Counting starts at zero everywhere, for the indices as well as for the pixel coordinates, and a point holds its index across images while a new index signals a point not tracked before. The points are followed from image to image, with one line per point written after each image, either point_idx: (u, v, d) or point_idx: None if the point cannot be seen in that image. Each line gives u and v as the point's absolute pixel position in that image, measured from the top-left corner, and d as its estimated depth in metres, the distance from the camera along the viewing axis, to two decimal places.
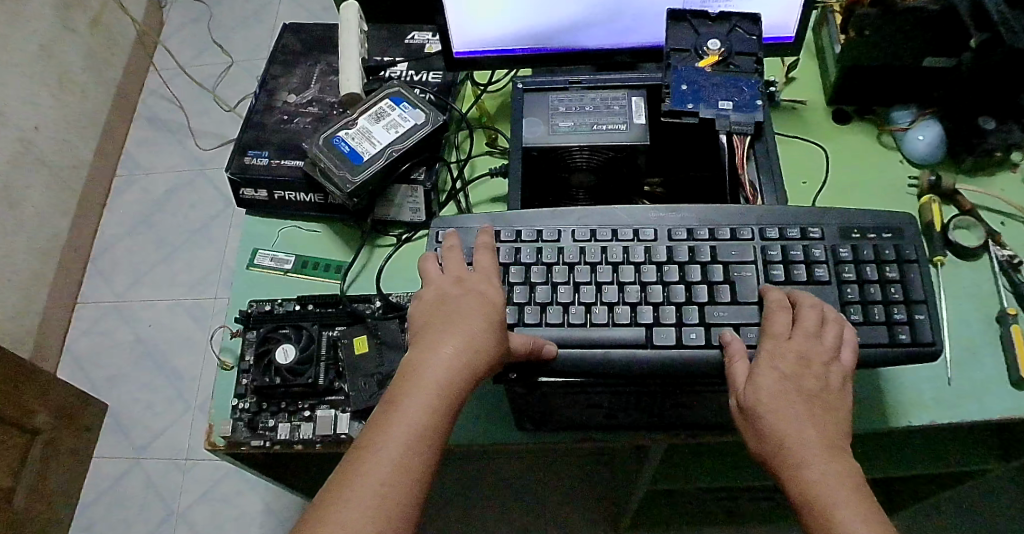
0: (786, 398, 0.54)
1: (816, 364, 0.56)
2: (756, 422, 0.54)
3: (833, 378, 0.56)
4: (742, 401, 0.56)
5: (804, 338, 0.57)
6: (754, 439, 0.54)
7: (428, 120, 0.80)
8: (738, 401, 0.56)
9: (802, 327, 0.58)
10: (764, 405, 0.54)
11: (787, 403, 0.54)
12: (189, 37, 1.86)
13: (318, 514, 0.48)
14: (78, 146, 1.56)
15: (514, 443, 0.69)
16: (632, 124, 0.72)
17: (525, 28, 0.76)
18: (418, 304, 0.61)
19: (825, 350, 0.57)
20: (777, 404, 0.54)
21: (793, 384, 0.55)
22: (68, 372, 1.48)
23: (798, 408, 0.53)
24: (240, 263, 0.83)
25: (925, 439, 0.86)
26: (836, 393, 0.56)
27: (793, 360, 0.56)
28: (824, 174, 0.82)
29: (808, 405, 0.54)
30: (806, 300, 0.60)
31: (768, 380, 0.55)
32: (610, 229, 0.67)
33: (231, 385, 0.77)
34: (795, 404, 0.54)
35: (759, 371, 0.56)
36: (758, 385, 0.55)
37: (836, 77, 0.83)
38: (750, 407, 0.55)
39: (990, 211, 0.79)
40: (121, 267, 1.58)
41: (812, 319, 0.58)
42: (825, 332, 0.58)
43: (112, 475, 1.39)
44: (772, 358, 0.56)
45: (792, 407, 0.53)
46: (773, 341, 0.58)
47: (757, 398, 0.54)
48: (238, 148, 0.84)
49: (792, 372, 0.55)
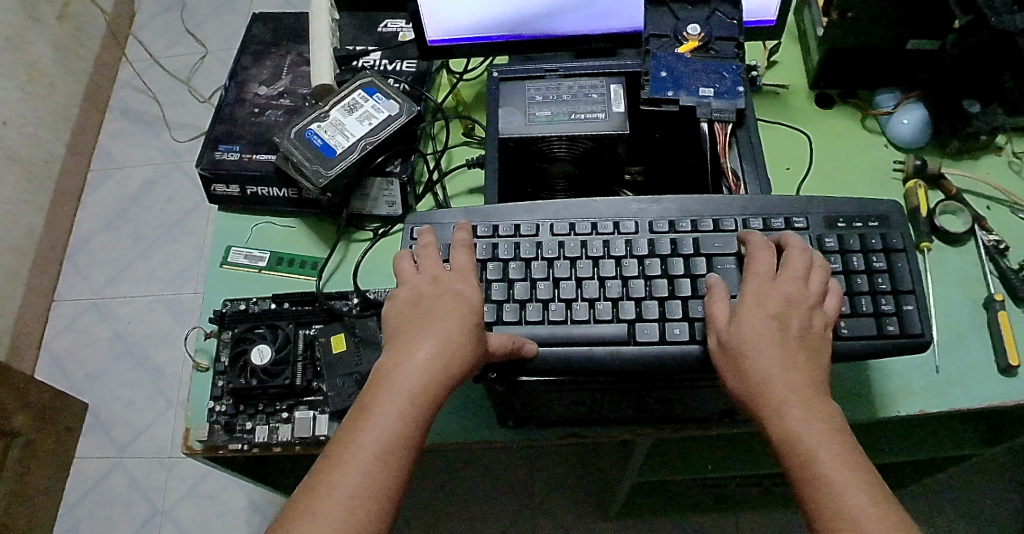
0: (772, 337, 0.54)
1: (802, 306, 0.56)
2: (740, 359, 0.54)
3: (816, 321, 0.56)
4: (725, 339, 0.55)
5: (792, 281, 0.57)
6: (734, 376, 0.54)
7: (403, 111, 0.77)
8: (719, 338, 0.56)
9: (789, 270, 0.58)
10: (750, 343, 0.54)
11: (772, 341, 0.54)
12: (161, 27, 1.81)
13: (297, 510, 0.47)
14: (50, 140, 1.52)
15: (497, 441, 0.68)
16: (611, 113, 0.70)
17: (501, 15, 0.73)
18: (393, 304, 0.59)
19: (810, 294, 0.57)
20: (763, 342, 0.54)
21: (779, 324, 0.54)
22: (47, 372, 1.45)
23: (783, 348, 0.54)
24: (213, 261, 0.81)
25: (911, 424, 0.86)
26: (818, 335, 0.56)
27: (780, 300, 0.56)
28: (808, 160, 0.81)
29: (793, 346, 0.54)
30: (794, 244, 0.59)
31: (754, 318, 0.55)
32: (590, 223, 0.66)
33: (207, 387, 0.75)
34: (781, 344, 0.54)
35: (746, 310, 0.55)
36: (744, 325, 0.55)
37: (819, 60, 0.82)
38: (734, 345, 0.54)
39: (976, 195, 0.78)
40: (98, 263, 1.55)
41: (800, 262, 0.58)
42: (812, 277, 0.58)
43: (94, 475, 1.37)
44: (758, 298, 0.56)
45: (777, 345, 0.53)
46: (759, 281, 0.57)
47: (742, 337, 0.54)
48: (208, 143, 0.81)
49: (778, 312, 0.55)
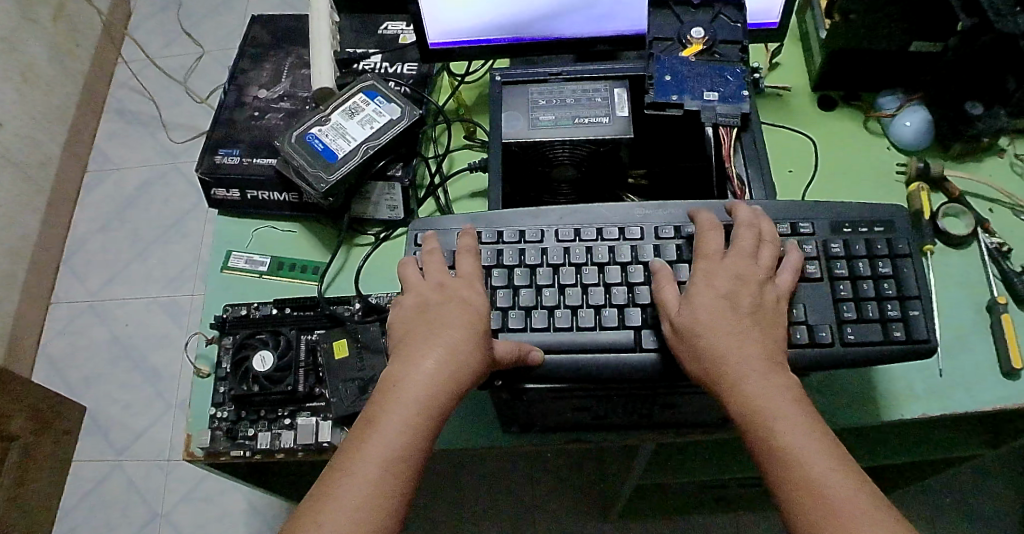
0: (723, 316, 0.55)
1: (753, 283, 0.57)
2: (693, 339, 0.55)
3: (769, 296, 0.57)
4: (677, 321, 0.56)
5: (741, 259, 0.58)
6: (688, 357, 0.55)
7: (404, 114, 0.77)
8: (671, 322, 0.57)
9: (738, 249, 0.59)
10: (700, 324, 0.55)
11: (722, 320, 0.55)
12: (157, 27, 1.80)
13: (306, 519, 0.47)
14: (46, 141, 1.51)
15: (501, 446, 0.68)
16: (615, 117, 0.71)
17: (502, 17, 0.73)
18: (398, 310, 0.59)
19: (762, 270, 0.58)
20: (714, 322, 0.55)
21: (731, 302, 0.55)
22: (43, 374, 1.44)
23: (736, 324, 0.54)
24: (213, 266, 0.80)
25: (912, 426, 0.86)
26: (772, 309, 0.57)
27: (729, 278, 0.57)
28: (811, 163, 0.80)
29: (745, 322, 0.55)
30: (743, 220, 0.60)
31: (704, 298, 0.56)
32: (595, 228, 0.65)
33: (208, 393, 0.74)
34: (732, 321, 0.55)
35: (695, 290, 0.56)
36: (695, 305, 0.56)
37: (822, 63, 0.81)
38: (686, 326, 0.55)
39: (979, 198, 0.78)
40: (95, 265, 1.54)
41: (748, 240, 0.59)
42: (762, 253, 0.59)
43: (92, 478, 1.36)
44: (708, 278, 0.57)
45: (728, 323, 0.54)
46: (708, 262, 0.58)
47: (694, 318, 0.55)
48: (208, 147, 0.81)
49: (728, 291, 0.56)
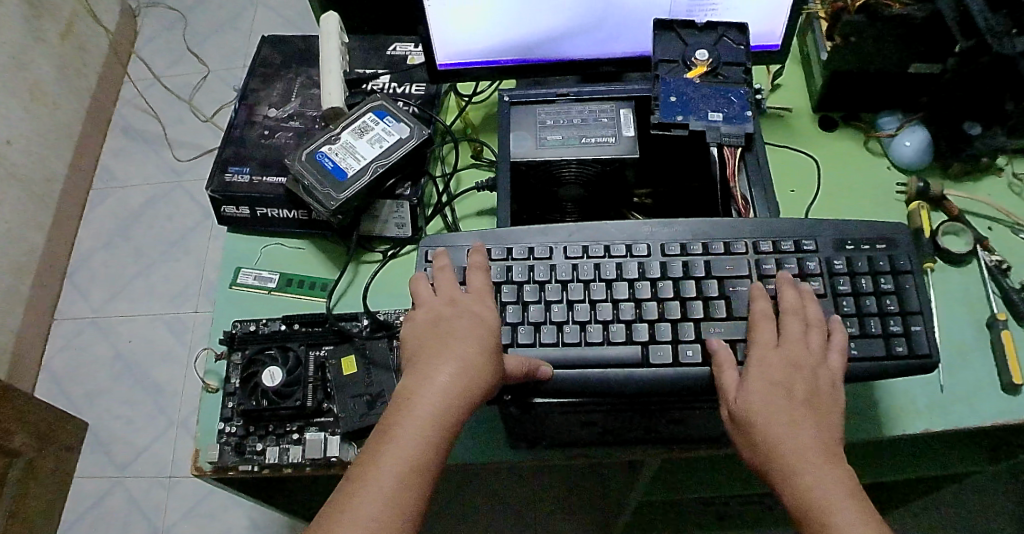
0: (777, 399, 0.54)
1: (807, 368, 0.56)
2: (748, 427, 0.54)
3: (825, 382, 0.56)
4: (732, 408, 0.55)
5: (793, 346, 0.57)
6: (747, 446, 0.54)
7: (413, 133, 0.78)
8: (727, 409, 0.56)
9: (789, 336, 0.58)
10: (755, 410, 0.54)
11: (777, 405, 0.54)
12: (163, 46, 1.82)
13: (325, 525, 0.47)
14: (52, 158, 1.52)
15: (508, 461, 0.68)
16: (621, 137, 0.72)
17: (512, 39, 0.74)
18: (411, 325, 0.59)
19: (813, 356, 0.57)
20: (769, 407, 0.54)
21: (784, 389, 0.55)
22: (45, 390, 1.44)
23: (790, 411, 0.53)
24: (222, 282, 0.81)
25: (914, 443, 0.86)
26: (828, 395, 0.55)
27: (781, 366, 0.56)
28: (813, 182, 0.82)
29: (801, 408, 0.54)
30: (788, 306, 0.60)
31: (757, 385, 0.55)
32: (602, 245, 0.66)
33: (217, 408, 0.75)
34: (788, 407, 0.54)
35: (748, 377, 0.56)
36: (748, 390, 0.55)
37: (822, 84, 0.83)
38: (740, 412, 0.55)
39: (978, 216, 0.79)
40: (98, 281, 1.55)
41: (798, 326, 0.59)
42: (812, 339, 0.58)
43: (94, 494, 1.35)
44: (760, 365, 0.56)
45: (783, 411, 0.53)
46: (761, 349, 0.58)
47: (749, 405, 0.54)
48: (218, 165, 0.82)
49: (781, 378, 0.55)
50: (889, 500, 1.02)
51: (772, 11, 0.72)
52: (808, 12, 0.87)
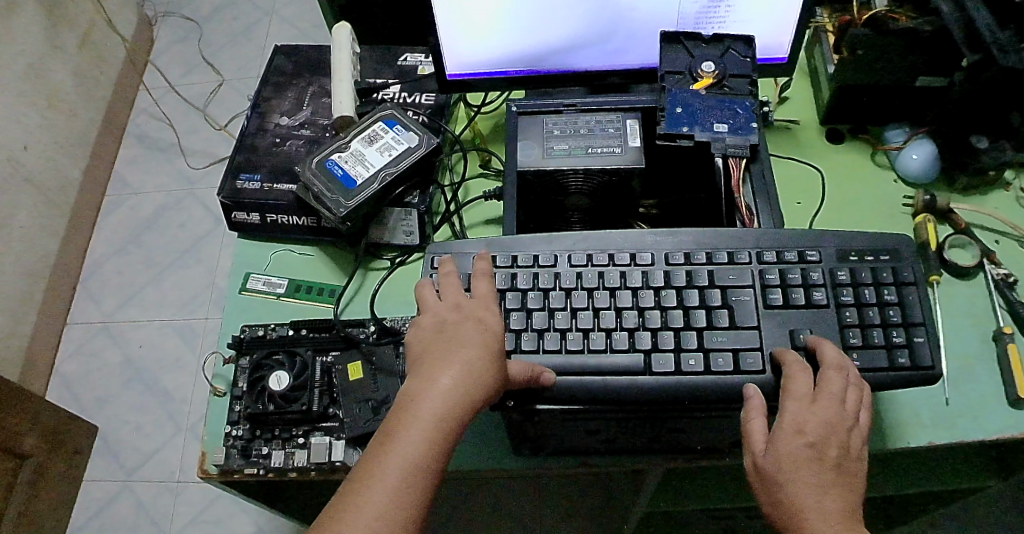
0: (809, 465, 0.53)
1: (841, 431, 0.55)
2: (774, 486, 0.53)
3: (853, 444, 0.56)
4: (762, 463, 0.54)
5: (832, 405, 0.55)
6: (768, 502, 0.54)
7: (422, 142, 0.79)
8: (756, 462, 0.55)
9: (826, 392, 0.56)
10: (785, 472, 0.53)
11: (809, 470, 0.53)
12: (178, 55, 1.85)
13: (329, 525, 0.48)
14: (67, 165, 1.54)
15: (511, 468, 0.68)
16: (627, 147, 0.73)
17: (520, 50, 0.75)
18: (416, 330, 0.60)
19: (848, 416, 0.56)
20: (801, 471, 0.53)
21: (818, 451, 0.53)
22: (56, 394, 1.46)
23: (821, 478, 0.53)
24: (232, 287, 0.82)
25: (921, 457, 0.86)
26: (854, 460, 0.55)
27: (820, 426, 0.54)
28: (819, 194, 0.82)
29: (830, 475, 0.53)
30: (829, 362, 0.58)
31: (794, 444, 0.53)
32: (606, 254, 0.67)
33: (224, 412, 0.75)
34: (819, 472, 0.53)
35: (784, 434, 0.54)
36: (783, 450, 0.53)
37: (830, 97, 0.84)
38: (769, 471, 0.53)
39: (984, 229, 0.79)
40: (110, 287, 1.56)
41: (835, 383, 0.57)
42: (847, 397, 0.57)
43: (102, 498, 1.37)
44: (797, 422, 0.54)
45: (813, 477, 0.52)
46: (797, 403, 0.56)
47: (780, 465, 0.53)
48: (230, 171, 0.83)
49: (817, 439, 0.54)
50: (898, 514, 1.01)
51: (779, 23, 0.72)
52: (815, 25, 0.88)
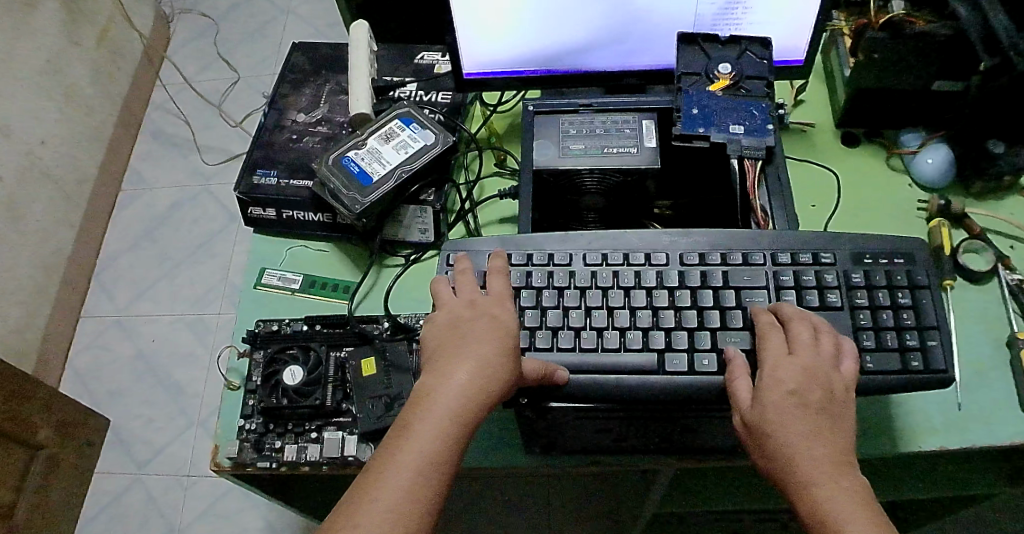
0: (793, 412, 0.53)
1: (821, 376, 0.55)
2: (763, 438, 0.54)
3: (838, 388, 0.56)
4: (750, 418, 0.55)
5: (807, 353, 0.57)
6: (760, 455, 0.54)
7: (438, 140, 0.79)
8: (743, 418, 0.56)
9: (798, 343, 0.57)
10: (771, 422, 0.53)
11: (794, 417, 0.53)
12: (194, 52, 1.87)
13: (346, 515, 0.49)
14: (83, 159, 1.56)
15: (522, 466, 0.68)
16: (642, 148, 0.73)
17: (536, 50, 0.76)
18: (432, 327, 0.60)
19: (826, 361, 0.57)
20: (788, 419, 0.53)
21: (801, 398, 0.54)
22: (69, 386, 1.47)
23: (807, 422, 0.53)
24: (247, 282, 0.83)
25: (934, 464, 0.86)
26: (840, 403, 0.55)
27: (798, 373, 0.55)
28: (834, 197, 0.82)
29: (816, 418, 0.53)
30: (793, 314, 0.60)
31: (776, 395, 0.54)
32: (621, 253, 0.67)
33: (238, 406, 0.76)
34: (804, 418, 0.53)
35: (764, 386, 0.55)
36: (767, 402, 0.54)
37: (846, 100, 0.84)
38: (756, 424, 0.54)
39: (999, 235, 0.79)
40: (124, 281, 1.58)
41: (805, 333, 0.58)
42: (822, 343, 0.58)
43: (113, 490, 1.38)
44: (775, 373, 0.56)
45: (799, 422, 0.53)
46: (773, 356, 0.57)
47: (765, 416, 0.54)
48: (247, 167, 0.84)
49: (797, 386, 0.54)
50: (910, 520, 1.01)
51: (796, 25, 0.72)
52: (832, 28, 0.88)
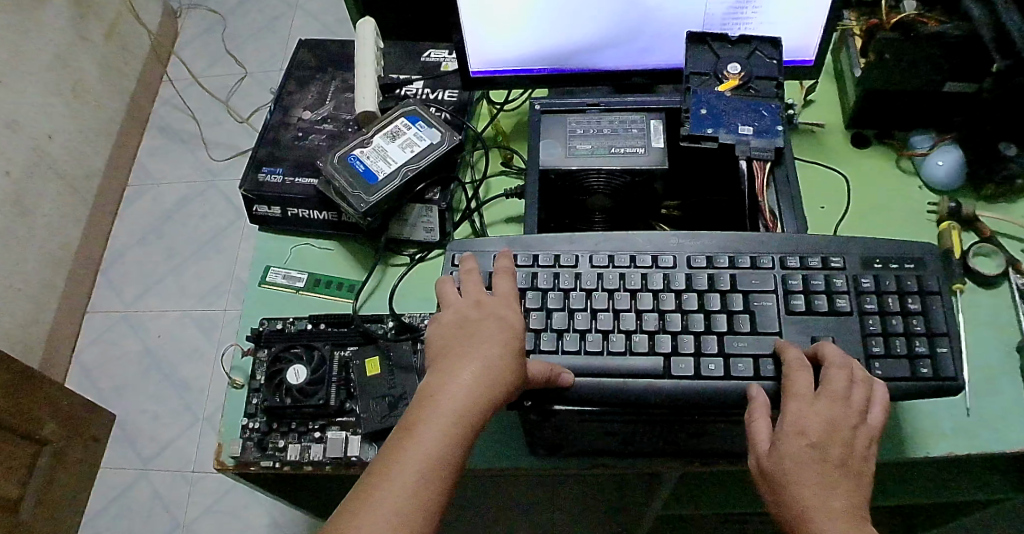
0: (811, 466, 0.53)
1: (845, 430, 0.54)
2: (778, 488, 0.53)
3: (860, 442, 0.55)
4: (766, 465, 0.54)
5: (836, 403, 0.55)
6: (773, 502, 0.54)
7: (444, 139, 0.79)
8: (759, 463, 0.55)
9: (830, 391, 0.56)
10: (787, 474, 0.53)
11: (810, 470, 0.52)
12: (202, 48, 1.87)
13: (348, 517, 0.48)
14: (91, 155, 1.56)
15: (526, 468, 0.68)
16: (650, 148, 0.72)
17: (545, 49, 0.75)
18: (437, 326, 0.60)
19: (853, 414, 0.55)
20: (805, 473, 0.52)
21: (820, 452, 0.53)
22: (76, 381, 1.48)
23: (825, 477, 0.52)
24: (252, 280, 0.83)
25: (943, 469, 0.85)
26: (860, 458, 0.54)
27: (822, 425, 0.54)
28: (843, 199, 0.81)
29: (834, 474, 0.53)
30: (833, 358, 0.57)
31: (795, 446, 0.53)
32: (628, 255, 0.67)
33: (242, 405, 0.76)
34: (822, 472, 0.52)
35: (785, 435, 0.54)
36: (784, 451, 0.53)
37: (856, 101, 0.83)
38: (772, 473, 0.54)
39: (1011, 238, 0.77)
40: (130, 277, 1.58)
41: (841, 381, 0.56)
42: (854, 394, 0.56)
43: (119, 485, 1.38)
44: (799, 422, 0.54)
45: (817, 477, 0.52)
46: (799, 402, 0.55)
47: (782, 466, 0.53)
48: (253, 165, 0.84)
49: (819, 439, 0.53)
50: (917, 523, 1.00)
51: (807, 24, 0.71)
52: (843, 28, 0.87)
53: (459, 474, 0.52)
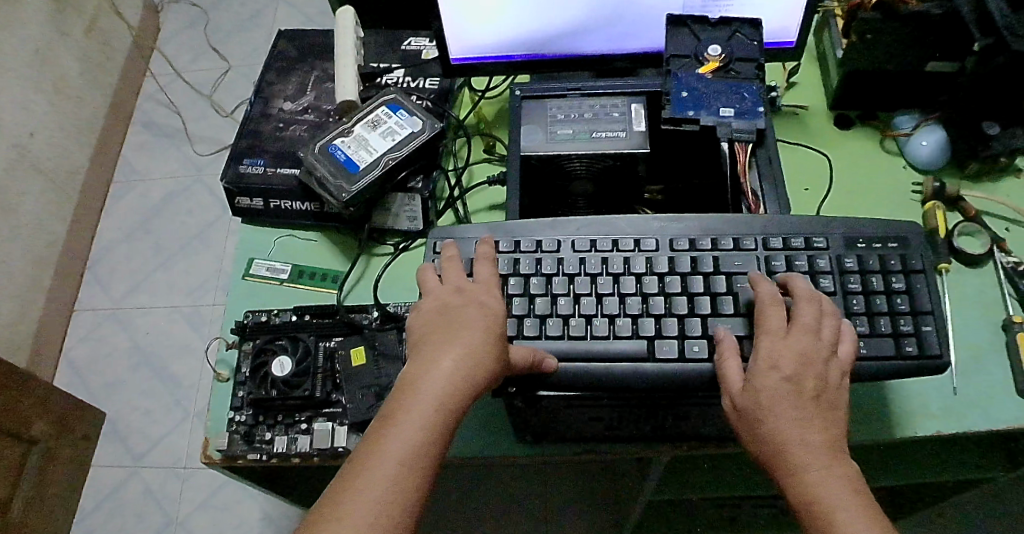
0: (787, 399, 0.52)
1: (818, 362, 0.54)
2: (756, 424, 0.53)
3: (833, 375, 0.55)
4: (742, 403, 0.54)
5: (807, 337, 0.55)
6: (751, 439, 0.53)
7: (425, 127, 0.78)
8: (735, 402, 0.55)
9: (800, 325, 0.56)
10: (763, 408, 0.52)
11: (788, 403, 0.52)
12: (185, 42, 1.85)
13: (331, 507, 0.48)
14: (74, 152, 1.54)
15: (513, 456, 0.68)
16: (632, 131, 0.72)
17: (525, 34, 0.75)
18: (417, 315, 0.59)
19: (824, 347, 0.55)
20: (781, 407, 0.52)
21: (795, 385, 0.53)
22: (64, 380, 1.47)
23: (801, 409, 0.52)
24: (235, 273, 0.82)
25: (934, 449, 0.85)
26: (835, 391, 0.54)
27: (794, 360, 0.54)
28: (827, 181, 0.81)
29: (810, 406, 0.53)
30: (799, 295, 0.58)
31: (769, 381, 0.53)
32: (610, 240, 0.66)
33: (228, 398, 0.75)
34: (797, 405, 0.52)
35: (760, 370, 0.54)
36: (760, 387, 0.53)
37: (839, 82, 0.82)
38: (749, 410, 0.53)
39: (995, 217, 0.78)
40: (118, 274, 1.57)
41: (808, 314, 0.56)
42: (822, 328, 0.56)
43: (111, 483, 1.38)
44: (772, 357, 0.54)
45: (793, 409, 0.52)
46: (772, 338, 0.55)
47: (758, 401, 0.53)
48: (233, 157, 0.83)
49: (793, 372, 0.53)
50: (907, 503, 1.00)
51: (787, 5, 0.71)
52: (824, 10, 0.86)
53: (442, 460, 0.52)
